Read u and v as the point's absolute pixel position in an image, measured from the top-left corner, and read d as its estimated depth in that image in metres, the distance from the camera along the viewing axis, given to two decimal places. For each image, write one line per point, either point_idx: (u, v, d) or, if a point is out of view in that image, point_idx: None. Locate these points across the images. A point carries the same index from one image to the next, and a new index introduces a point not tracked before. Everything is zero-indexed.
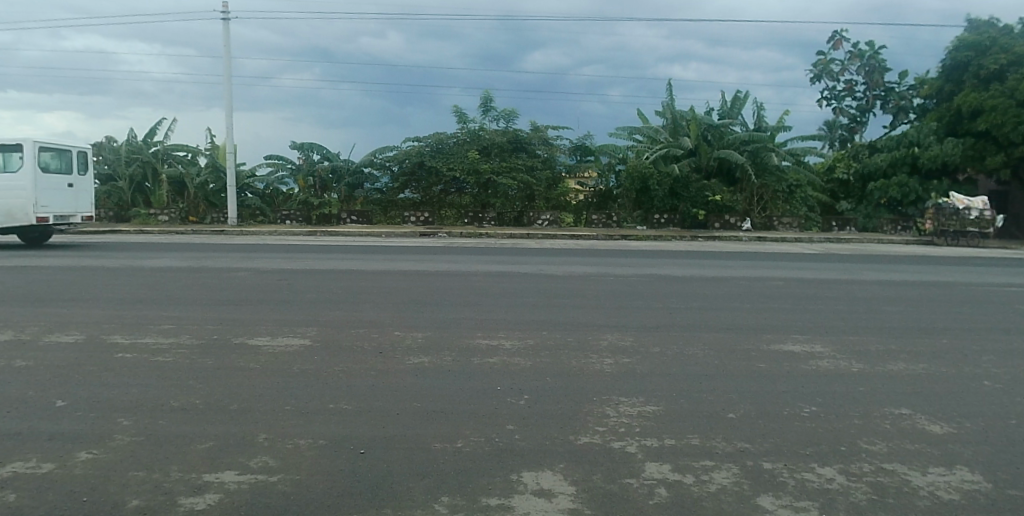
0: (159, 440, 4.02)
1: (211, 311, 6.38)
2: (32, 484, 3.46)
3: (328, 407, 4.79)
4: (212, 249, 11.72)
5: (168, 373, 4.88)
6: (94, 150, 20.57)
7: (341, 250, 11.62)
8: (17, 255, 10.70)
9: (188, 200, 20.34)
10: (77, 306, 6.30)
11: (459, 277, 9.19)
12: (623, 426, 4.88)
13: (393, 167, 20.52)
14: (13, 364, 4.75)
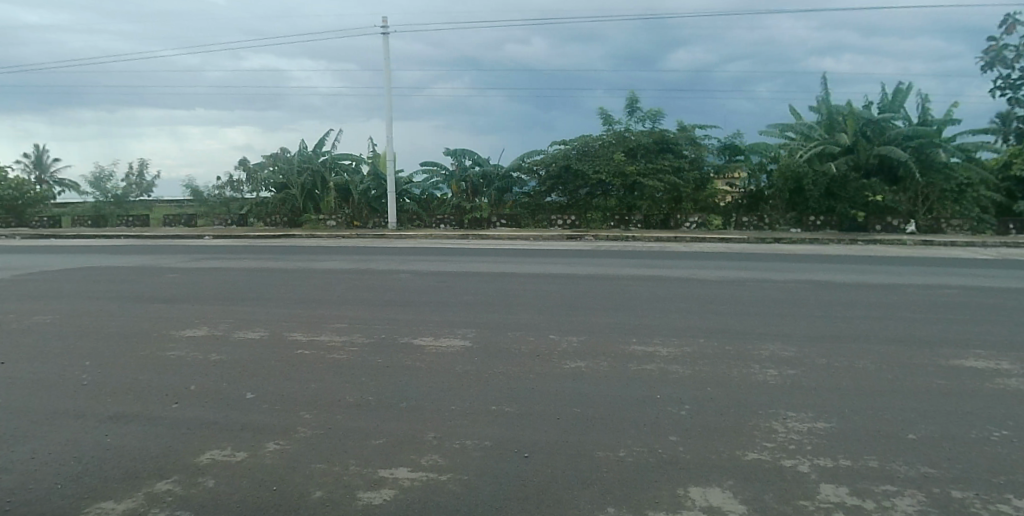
0: (335, 434, 4.13)
1: (372, 312, 6.59)
2: (225, 470, 3.66)
3: (490, 409, 4.75)
4: (372, 252, 12.33)
5: (341, 369, 5.05)
6: (271, 161, 22.26)
7: (487, 253, 11.77)
8: (209, 257, 11.82)
9: (353, 205, 21.88)
10: (256, 305, 6.75)
11: (607, 281, 8.97)
12: (796, 443, 4.44)
13: (541, 171, 20.66)
14: (209, 358, 5.10)
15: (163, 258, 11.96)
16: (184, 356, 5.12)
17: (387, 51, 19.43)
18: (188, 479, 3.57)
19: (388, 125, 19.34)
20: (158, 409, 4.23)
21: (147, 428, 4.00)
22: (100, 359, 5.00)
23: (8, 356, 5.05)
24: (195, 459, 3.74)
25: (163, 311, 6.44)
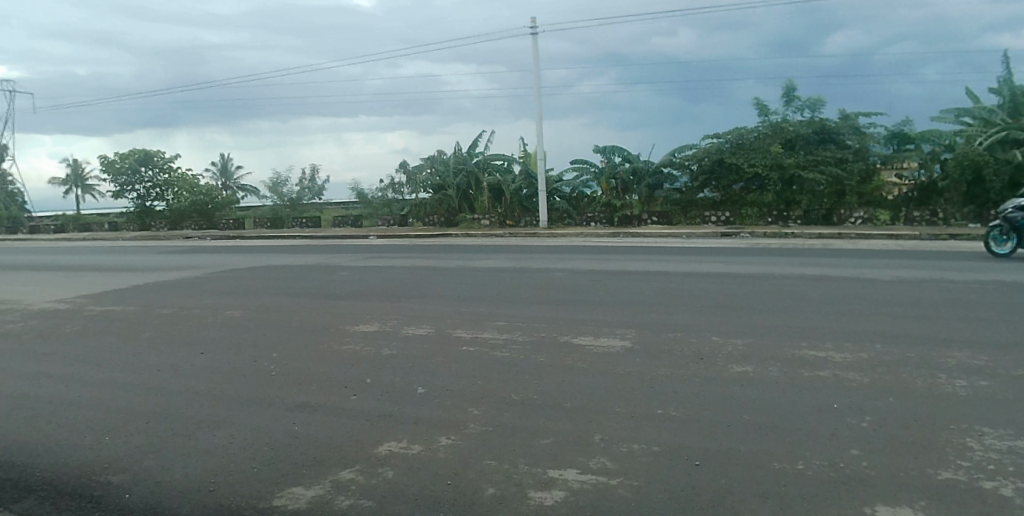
0: (502, 433, 4.11)
1: (529, 310, 6.60)
2: (400, 461, 3.76)
3: (655, 413, 4.54)
4: (523, 251, 12.51)
5: (505, 367, 5.06)
6: (429, 163, 23.34)
7: (639, 251, 11.54)
8: (374, 255, 12.55)
9: (506, 205, 22.03)
10: (418, 302, 6.98)
11: (770, 280, 8.45)
12: (998, 463, 3.88)
13: (693, 166, 19.90)
14: (382, 353, 5.30)
15: (331, 256, 12.83)
16: (358, 351, 5.35)
17: (535, 51, 19.61)
18: (368, 469, 3.68)
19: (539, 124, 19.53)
20: (339, 400, 4.43)
21: (331, 418, 4.20)
22: (285, 351, 5.35)
23: (208, 346, 5.53)
24: (374, 449, 3.85)
25: (335, 307, 6.83)
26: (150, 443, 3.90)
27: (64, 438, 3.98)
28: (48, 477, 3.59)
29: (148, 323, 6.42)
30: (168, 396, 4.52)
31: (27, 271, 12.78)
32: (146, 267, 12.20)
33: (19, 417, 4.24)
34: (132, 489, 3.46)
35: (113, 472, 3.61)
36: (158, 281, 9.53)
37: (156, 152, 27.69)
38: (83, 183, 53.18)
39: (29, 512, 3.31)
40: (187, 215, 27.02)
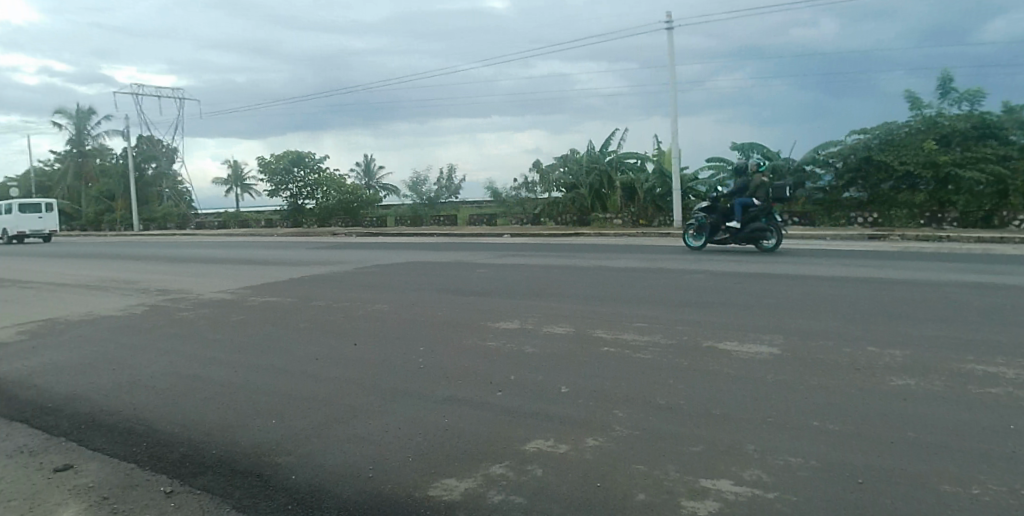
0: (650, 437, 4.02)
1: (668, 312, 6.50)
2: (547, 460, 3.76)
3: (811, 425, 4.27)
4: (657, 251, 12.35)
5: (648, 370, 5.02)
6: (562, 162, 23.36)
7: (781, 253, 11.06)
8: (509, 253, 12.83)
9: (638, 204, 21.66)
10: (555, 300, 7.01)
11: (935, 287, 7.76)
12: None
13: (837, 163, 18.88)
14: (524, 349, 5.37)
15: (466, 254, 13.26)
16: (501, 347, 5.44)
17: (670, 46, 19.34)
18: (517, 465, 3.71)
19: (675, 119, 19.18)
20: (486, 396, 4.51)
21: (479, 413, 4.29)
22: (430, 346, 5.48)
23: (360, 338, 5.80)
24: (522, 447, 3.90)
25: (475, 303, 6.99)
26: (309, 428, 4.14)
27: (236, 418, 4.33)
28: (223, 455, 3.91)
29: (303, 313, 6.84)
30: (325, 382, 4.80)
31: (199, 263, 14.18)
32: (298, 261, 13.17)
33: (196, 397, 4.66)
34: (298, 471, 3.72)
35: (281, 453, 3.90)
36: (314, 274, 10.23)
37: (307, 153, 29.56)
38: (241, 183, 58.23)
39: (209, 487, 3.63)
40: (333, 212, 28.84)
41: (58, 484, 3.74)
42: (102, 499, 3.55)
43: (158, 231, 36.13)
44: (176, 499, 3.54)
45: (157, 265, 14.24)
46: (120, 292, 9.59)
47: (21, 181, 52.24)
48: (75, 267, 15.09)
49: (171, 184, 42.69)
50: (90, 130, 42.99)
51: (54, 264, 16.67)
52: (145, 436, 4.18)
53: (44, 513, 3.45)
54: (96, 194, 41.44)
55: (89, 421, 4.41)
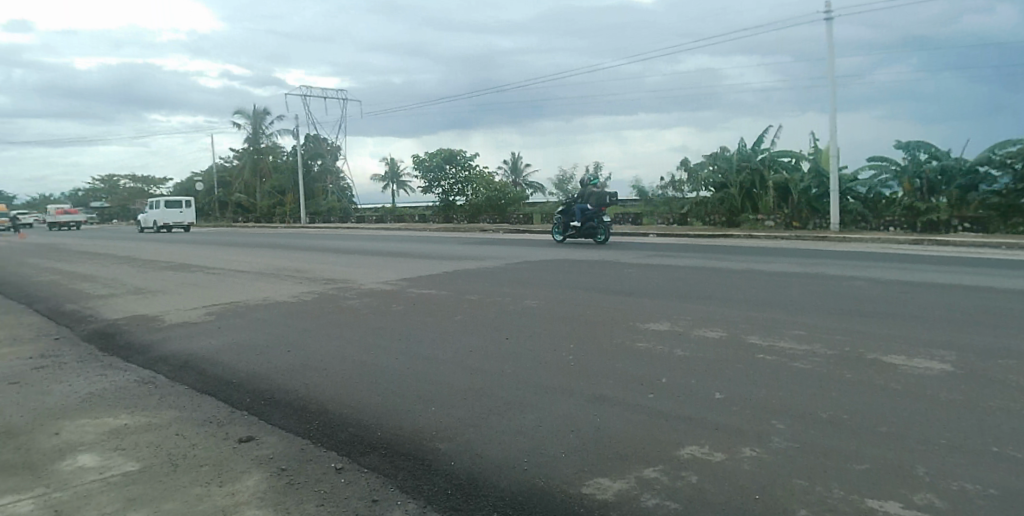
0: (810, 452, 3.87)
1: (829, 321, 6.40)
2: (702, 467, 3.73)
3: (989, 450, 3.85)
4: (813, 255, 11.93)
5: (807, 382, 4.89)
6: (711, 160, 23.16)
7: (956, 262, 10.25)
8: (656, 253, 12.92)
9: (792, 205, 20.72)
10: (706, 311, 7.11)
11: None
12: None
13: (1017, 165, 17.32)
14: (677, 353, 5.72)
15: (609, 252, 13.47)
16: (654, 350, 5.84)
17: (830, 38, 18.55)
18: (671, 470, 3.70)
19: (831, 118, 18.32)
20: (637, 397, 4.79)
21: (630, 414, 4.49)
22: (578, 348, 5.98)
23: (503, 330, 6.44)
24: (677, 452, 3.91)
25: (616, 309, 7.29)
26: (467, 417, 4.55)
27: (397, 405, 4.75)
28: (385, 438, 4.27)
29: (454, 308, 7.43)
30: (475, 380, 5.21)
31: (362, 255, 15.43)
32: (450, 255, 13.97)
33: (361, 381, 5.19)
34: (455, 458, 3.99)
35: (438, 441, 4.22)
36: (468, 270, 10.86)
37: (458, 152, 31.63)
38: (395, 180, 61.26)
39: (374, 467, 3.95)
40: (481, 210, 30.03)
41: (242, 453, 4.17)
42: (280, 470, 3.93)
43: (321, 223, 39.37)
44: (345, 475, 3.88)
45: (326, 256, 15.64)
46: (300, 281, 10.66)
47: (206, 176, 58.56)
48: (258, 256, 16.94)
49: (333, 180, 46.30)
50: (264, 130, 47.47)
51: (240, 251, 18.79)
52: (316, 415, 4.63)
53: (231, 479, 3.86)
54: (269, 189, 45.75)
55: (267, 398, 4.95)
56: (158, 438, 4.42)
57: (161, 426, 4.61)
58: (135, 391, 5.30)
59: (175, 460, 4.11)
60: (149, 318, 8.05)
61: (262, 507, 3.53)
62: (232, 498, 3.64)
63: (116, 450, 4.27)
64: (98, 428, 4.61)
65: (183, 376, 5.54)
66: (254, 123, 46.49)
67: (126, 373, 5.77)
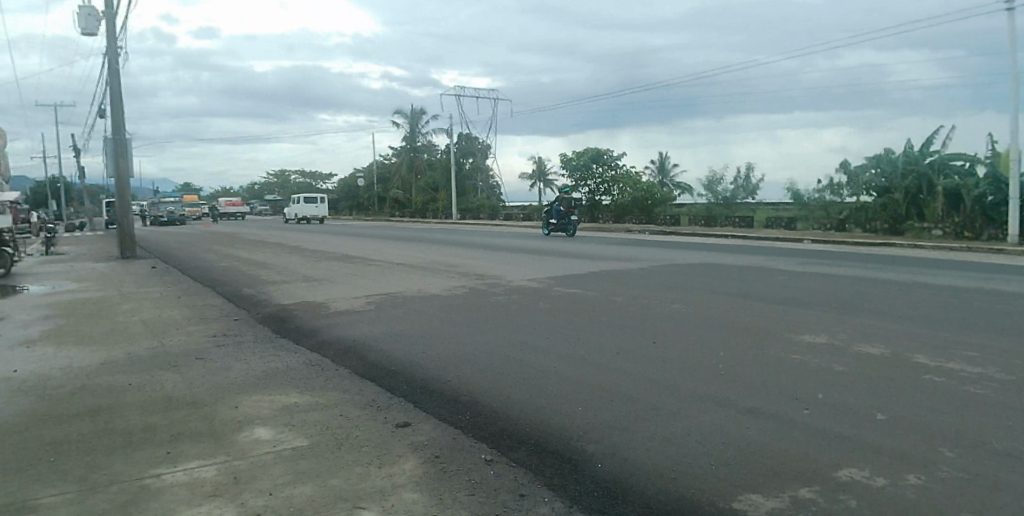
0: (989, 485, 3.48)
1: (1011, 342, 5.80)
2: (862, 491, 3.49)
3: None
4: (992, 269, 10.87)
5: (984, 408, 4.45)
6: (872, 162, 21.82)
7: None
8: (811, 261, 12.39)
9: (964, 214, 18.64)
10: (864, 327, 6.75)
11: None
12: None
13: None
14: (833, 368, 5.51)
15: (760, 260, 13.17)
16: (808, 362, 5.73)
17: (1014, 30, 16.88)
18: (827, 493, 3.49)
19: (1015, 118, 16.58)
20: (791, 411, 4.63)
21: (784, 429, 4.34)
22: (728, 363, 5.95)
23: (650, 341, 6.77)
24: (833, 473, 3.69)
25: (765, 326, 7.17)
26: (614, 421, 4.67)
27: (543, 404, 5.02)
28: (534, 436, 4.46)
29: (599, 321, 7.71)
30: (619, 390, 5.34)
31: (510, 255, 16.21)
32: (596, 260, 14.33)
33: (512, 377, 5.63)
34: (601, 461, 4.03)
35: (585, 442, 4.32)
36: (610, 279, 11.15)
37: (607, 151, 32.60)
38: (543, 177, 63.10)
39: (522, 462, 4.08)
40: (628, 210, 30.33)
41: (402, 437, 4.49)
42: (435, 457, 4.14)
43: (470, 220, 41.49)
44: (494, 467, 4.01)
45: (477, 255, 16.60)
46: (450, 284, 11.40)
47: (365, 171, 63.19)
48: (416, 252, 18.31)
49: (484, 178, 48.52)
50: (419, 130, 50.59)
51: (399, 247, 20.37)
52: (466, 407, 4.99)
53: (388, 461, 4.11)
54: (423, 185, 48.83)
55: (421, 387, 5.45)
56: (323, 417, 4.90)
57: (327, 406, 5.12)
58: (305, 370, 6.12)
59: (339, 439, 4.49)
60: (319, 314, 8.99)
61: (417, 491, 3.72)
62: (390, 480, 3.86)
63: (286, 426, 4.76)
64: (272, 404, 5.23)
65: (354, 362, 6.30)
66: (412, 123, 49.70)
67: (297, 354, 6.70)
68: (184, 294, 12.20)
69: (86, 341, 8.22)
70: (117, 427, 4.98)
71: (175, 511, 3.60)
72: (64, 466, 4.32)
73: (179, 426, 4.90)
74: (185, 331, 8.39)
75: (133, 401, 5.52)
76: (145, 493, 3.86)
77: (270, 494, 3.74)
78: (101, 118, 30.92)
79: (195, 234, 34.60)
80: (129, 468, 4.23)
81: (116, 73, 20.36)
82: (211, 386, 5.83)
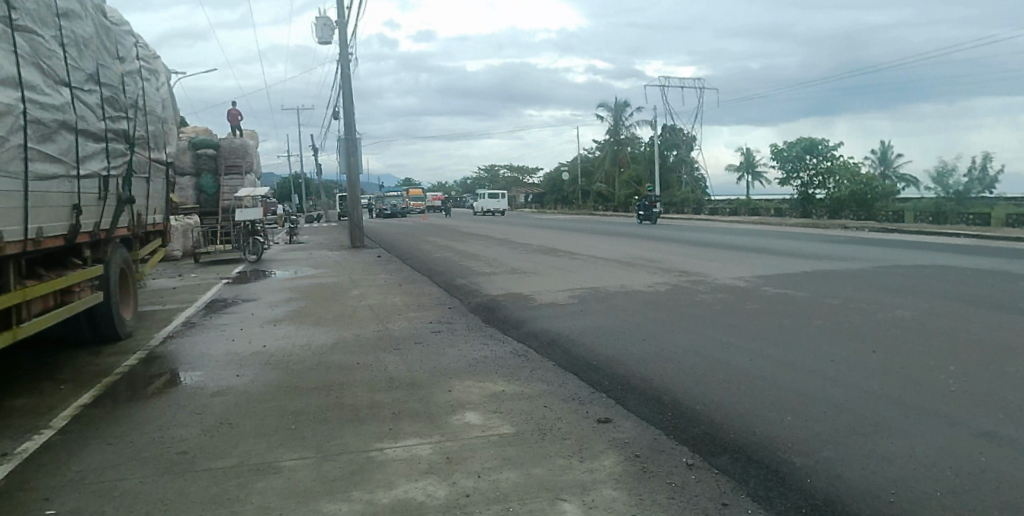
0: None
1: None
2: None
3: None
4: None
5: None
6: None
7: None
8: None
9: None
10: None
11: None
12: None
13: None
14: None
15: (1007, 262, 11.62)
16: None
17: None
18: None
19: None
20: None
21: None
22: (962, 377, 5.31)
23: (868, 350, 6.37)
24: None
25: (1008, 337, 6.35)
26: (828, 434, 4.36)
27: (750, 410, 4.92)
28: (738, 443, 4.28)
29: (805, 329, 7.42)
30: (830, 401, 5.02)
31: (713, 252, 16.00)
32: (808, 259, 13.66)
33: (716, 381, 5.67)
34: (812, 476, 3.74)
35: (794, 454, 4.05)
36: (820, 284, 10.43)
37: (821, 141, 30.26)
38: (752, 169, 61.35)
39: (726, 470, 3.91)
40: (845, 204, 28.11)
41: (601, 434, 4.61)
42: (635, 456, 4.15)
43: (674, 214, 41.07)
44: (695, 472, 3.88)
45: (681, 252, 16.47)
46: (651, 283, 11.42)
47: (572, 166, 65.22)
48: (621, 247, 18.58)
49: (689, 170, 47.48)
50: (624, 123, 51.40)
51: (604, 241, 20.76)
52: (669, 407, 5.07)
53: (591, 456, 4.20)
54: (627, 179, 49.14)
55: (625, 383, 5.78)
56: (529, 407, 5.30)
57: (534, 396, 5.60)
58: (512, 359, 6.91)
59: (542, 430, 4.74)
60: (522, 313, 9.43)
61: (617, 488, 3.69)
62: (591, 475, 3.90)
63: (494, 413, 5.20)
64: (481, 391, 5.83)
65: (560, 359, 6.77)
66: (615, 116, 50.96)
67: (503, 344, 7.62)
68: (405, 283, 13.63)
69: (326, 322, 9.76)
70: (348, 402, 5.74)
71: (395, 483, 3.94)
72: (305, 433, 4.97)
73: (400, 405, 5.56)
74: (404, 323, 9.36)
75: (365, 378, 6.52)
76: (370, 465, 4.27)
77: (478, 476, 3.96)
78: (338, 121, 35.17)
79: (416, 226, 38.04)
80: (357, 441, 4.74)
81: (350, 81, 22.92)
82: (426, 367, 6.78)
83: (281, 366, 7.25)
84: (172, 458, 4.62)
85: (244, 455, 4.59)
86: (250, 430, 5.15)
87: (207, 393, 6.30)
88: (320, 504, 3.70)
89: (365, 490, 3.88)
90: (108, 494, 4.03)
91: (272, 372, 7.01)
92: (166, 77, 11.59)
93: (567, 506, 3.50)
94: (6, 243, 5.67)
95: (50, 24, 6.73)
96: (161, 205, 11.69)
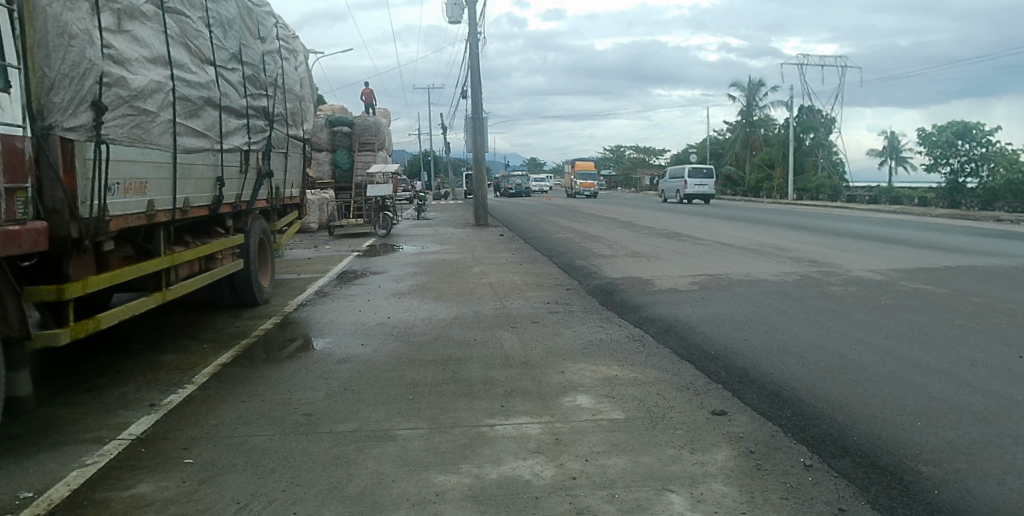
0: None
1: None
2: None
3: None
4: None
5: None
6: None
7: None
8: None
9: None
10: None
11: None
12: None
13: None
14: None
15: None
16: None
17: None
18: None
19: None
20: None
21: None
22: None
23: (1017, 355, 5.74)
24: None
25: None
26: (962, 444, 3.95)
27: (877, 412, 4.55)
28: (861, 448, 3.97)
29: (949, 328, 6.78)
30: (969, 407, 4.57)
31: (850, 242, 14.92)
32: (959, 254, 12.38)
33: (844, 379, 5.31)
34: (941, 488, 3.41)
35: (922, 463, 3.71)
36: (966, 281, 9.49)
37: (976, 124, 27.68)
38: (896, 154, 56.69)
39: (846, 474, 3.63)
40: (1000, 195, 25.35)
41: (717, 426, 4.45)
42: (751, 453, 3.95)
43: (810, 201, 38.66)
44: (813, 474, 3.64)
45: (814, 241, 15.47)
46: (778, 273, 10.84)
47: (700, 147, 62.91)
48: (749, 233, 17.79)
49: (827, 154, 44.42)
50: (758, 103, 49.23)
51: (730, 227, 19.88)
52: (788, 405, 4.79)
53: (703, 449, 4.06)
54: (758, 162, 46.75)
55: (743, 376, 5.53)
56: (642, 393, 5.21)
57: (648, 382, 5.50)
58: (628, 343, 6.84)
59: (655, 418, 4.65)
60: (641, 297, 9.27)
61: (728, 484, 3.54)
62: (701, 467, 3.77)
63: (606, 397, 5.16)
64: (594, 373, 5.80)
65: (675, 346, 6.61)
66: (748, 96, 48.86)
67: (619, 327, 7.55)
68: (526, 263, 13.79)
69: (447, 297, 10.07)
70: (463, 376, 5.89)
71: (503, 460, 4.00)
72: (421, 405, 5.15)
73: (514, 382, 5.64)
74: (522, 301, 9.48)
75: (480, 353, 6.68)
76: (480, 439, 4.37)
77: (586, 460, 3.94)
78: (464, 99, 35.92)
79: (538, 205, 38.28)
80: (470, 416, 4.85)
81: (478, 59, 23.30)
82: (540, 347, 6.84)
83: (403, 337, 7.57)
84: (298, 419, 4.94)
85: (362, 421, 4.82)
86: (371, 397, 5.42)
87: (333, 360, 6.69)
88: (430, 475, 3.83)
89: (474, 464, 3.96)
90: (239, 449, 4.37)
91: (393, 343, 7.33)
92: (305, 57, 12.27)
93: (675, 498, 3.40)
94: (159, 212, 6.27)
95: (197, 5, 7.28)
96: (298, 180, 12.48)
